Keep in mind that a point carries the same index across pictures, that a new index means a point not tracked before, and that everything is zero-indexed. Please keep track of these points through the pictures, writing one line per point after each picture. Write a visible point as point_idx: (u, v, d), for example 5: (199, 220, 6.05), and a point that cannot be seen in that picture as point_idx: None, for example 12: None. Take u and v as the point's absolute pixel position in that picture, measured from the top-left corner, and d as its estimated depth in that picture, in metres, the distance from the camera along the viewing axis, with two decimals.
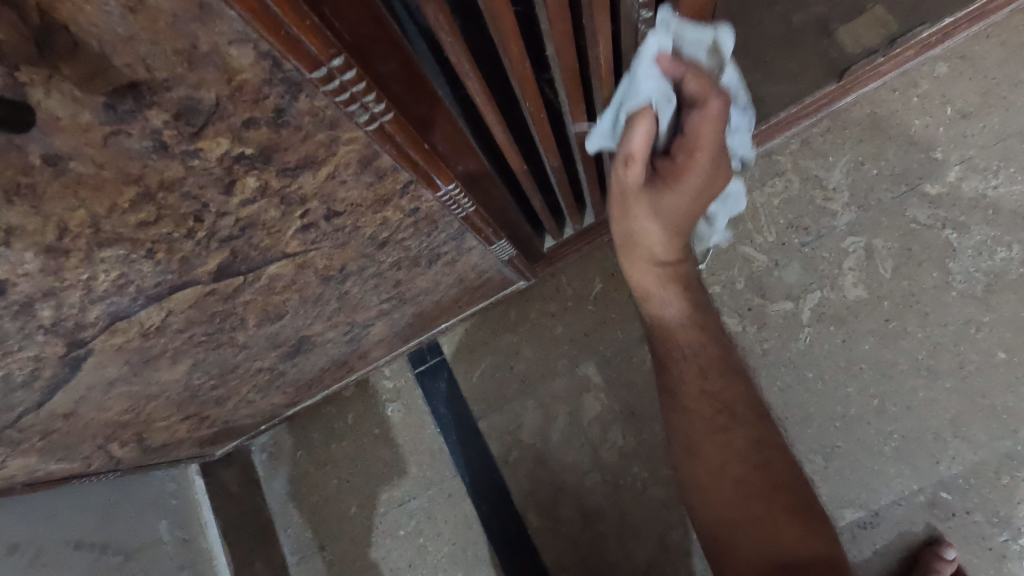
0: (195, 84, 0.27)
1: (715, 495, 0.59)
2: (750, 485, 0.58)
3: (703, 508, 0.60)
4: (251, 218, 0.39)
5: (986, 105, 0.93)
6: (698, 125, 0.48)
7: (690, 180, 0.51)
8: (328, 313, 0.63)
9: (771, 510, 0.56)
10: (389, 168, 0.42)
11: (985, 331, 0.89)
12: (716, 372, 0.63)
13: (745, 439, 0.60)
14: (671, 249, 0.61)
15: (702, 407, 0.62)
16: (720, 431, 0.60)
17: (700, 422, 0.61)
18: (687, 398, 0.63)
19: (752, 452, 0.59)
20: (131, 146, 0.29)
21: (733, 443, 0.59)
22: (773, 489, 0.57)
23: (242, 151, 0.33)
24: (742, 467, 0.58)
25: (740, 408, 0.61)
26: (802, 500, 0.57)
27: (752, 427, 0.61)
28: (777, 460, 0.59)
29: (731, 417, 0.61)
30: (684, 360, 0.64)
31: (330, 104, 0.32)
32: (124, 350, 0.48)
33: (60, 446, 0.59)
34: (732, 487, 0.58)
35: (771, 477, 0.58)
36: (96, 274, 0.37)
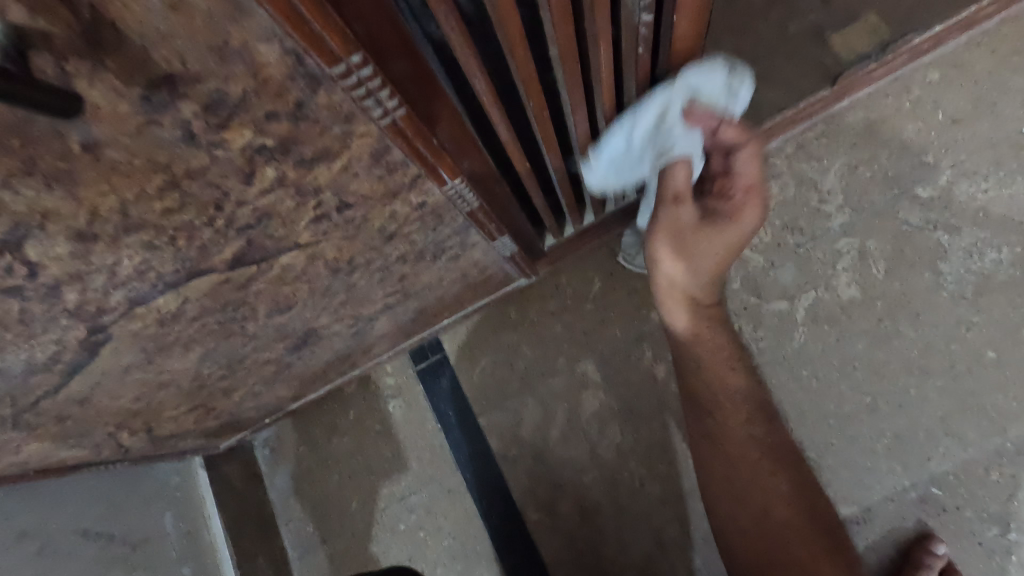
0: (224, 78, 0.29)
1: (753, 526, 0.68)
2: (790, 526, 0.67)
3: (738, 534, 0.69)
4: (267, 208, 0.41)
5: (976, 110, 0.95)
6: (743, 163, 0.63)
7: (741, 223, 0.65)
8: (334, 306, 0.65)
9: (809, 545, 0.66)
10: (399, 162, 0.44)
11: (975, 331, 0.91)
12: (756, 418, 0.72)
13: (787, 483, 0.69)
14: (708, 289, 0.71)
15: (749, 451, 0.70)
16: (764, 474, 0.69)
17: (745, 465, 0.70)
18: (733, 442, 0.71)
19: (794, 495, 0.69)
20: (162, 135, 0.31)
21: (777, 487, 0.69)
22: (811, 529, 0.67)
23: (263, 142, 0.35)
24: (785, 508, 0.68)
25: (783, 453, 0.71)
26: (836, 539, 0.67)
27: (788, 466, 0.70)
28: (813, 503, 0.69)
29: (774, 462, 0.70)
30: (733, 411, 0.71)
31: (346, 99, 0.34)
32: (140, 336, 0.50)
33: (73, 432, 0.61)
34: (771, 522, 0.67)
35: (809, 518, 0.67)
36: (120, 259, 0.39)
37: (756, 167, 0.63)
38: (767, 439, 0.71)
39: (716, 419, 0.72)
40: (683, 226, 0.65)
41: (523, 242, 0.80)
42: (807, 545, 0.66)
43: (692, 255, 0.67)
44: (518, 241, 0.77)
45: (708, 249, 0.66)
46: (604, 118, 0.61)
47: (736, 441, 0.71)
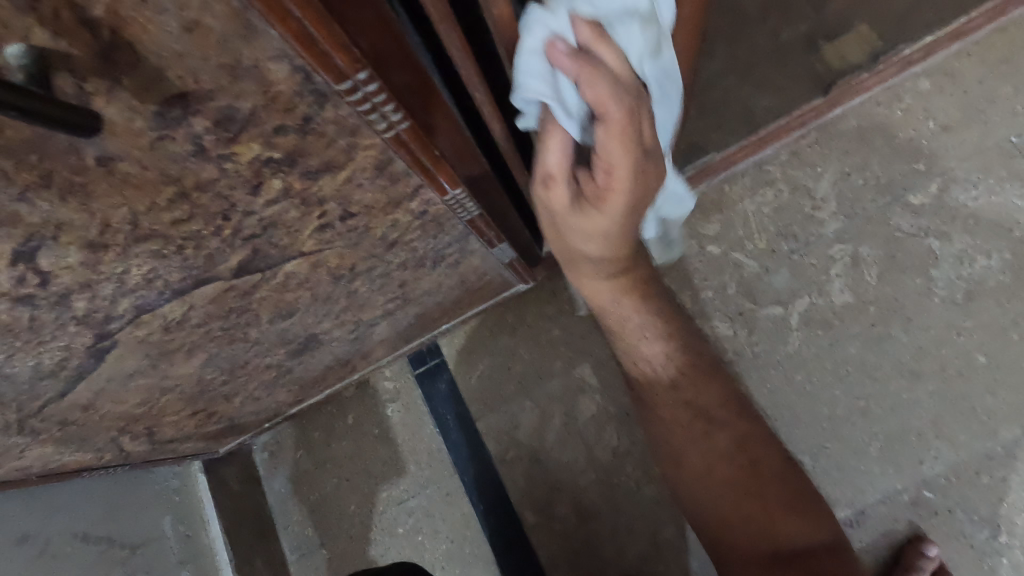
0: (235, 94, 0.30)
1: (711, 504, 0.61)
2: (739, 489, 0.60)
3: (699, 510, 0.62)
4: (273, 218, 0.42)
5: (966, 119, 0.97)
6: (609, 145, 0.43)
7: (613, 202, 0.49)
8: (336, 312, 0.66)
9: (767, 507, 0.59)
10: (402, 173, 0.45)
11: (966, 335, 0.93)
12: (691, 380, 0.66)
13: (729, 437, 0.63)
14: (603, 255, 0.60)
15: (684, 415, 0.65)
16: (702, 436, 0.63)
17: (680, 432, 0.65)
18: (662, 410, 0.67)
19: (738, 450, 0.62)
20: (173, 149, 0.32)
21: (717, 445, 0.63)
22: (760, 485, 0.60)
23: (271, 155, 0.35)
24: (729, 468, 0.61)
25: (720, 410, 0.65)
26: (793, 483, 0.61)
27: (732, 426, 0.64)
28: (761, 453, 0.62)
29: (711, 419, 0.64)
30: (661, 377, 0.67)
31: (352, 113, 0.35)
32: (146, 343, 0.50)
33: (76, 436, 0.61)
34: (723, 487, 0.61)
35: (761, 475, 0.61)
36: (129, 268, 0.39)
37: (624, 152, 0.43)
38: (700, 395, 0.66)
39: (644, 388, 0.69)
40: (558, 207, 0.51)
41: (521, 248, 0.81)
42: (761, 506, 0.59)
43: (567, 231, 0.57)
44: (516, 248, 0.78)
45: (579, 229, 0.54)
46: None
47: (668, 408, 0.66)
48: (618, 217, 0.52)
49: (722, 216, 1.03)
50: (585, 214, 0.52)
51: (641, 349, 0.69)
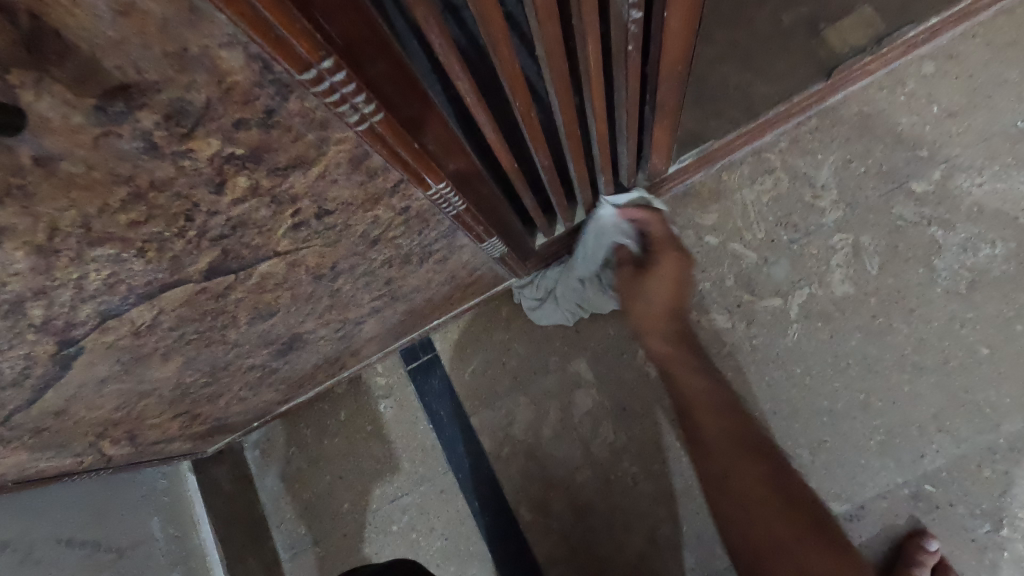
0: (185, 86, 0.27)
1: (743, 523, 0.61)
2: (779, 518, 0.60)
3: (736, 532, 0.62)
4: (242, 218, 0.39)
5: (971, 104, 0.94)
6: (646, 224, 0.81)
7: (666, 265, 0.75)
8: (319, 311, 0.63)
9: (803, 538, 0.59)
10: (380, 168, 0.42)
11: (969, 327, 0.91)
12: (731, 415, 0.67)
13: (766, 468, 0.63)
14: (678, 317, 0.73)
15: (729, 446, 0.64)
16: (745, 464, 0.63)
17: (725, 461, 0.64)
18: (709, 438, 0.66)
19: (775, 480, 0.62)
20: (121, 147, 0.29)
21: (756, 472, 0.63)
22: (787, 505, 0.61)
23: (233, 151, 0.33)
24: (766, 488, 0.62)
25: (762, 443, 0.65)
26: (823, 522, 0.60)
27: (767, 454, 0.64)
28: (796, 485, 0.63)
29: (752, 451, 0.64)
30: (711, 413, 0.67)
31: (319, 105, 0.33)
32: (115, 348, 0.48)
33: (51, 443, 0.59)
34: (756, 505, 0.61)
35: (794, 501, 0.61)
36: (87, 273, 0.37)
37: (658, 225, 0.81)
38: (745, 428, 0.66)
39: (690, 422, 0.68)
40: (628, 282, 0.77)
41: (514, 242, 0.78)
42: (800, 537, 0.59)
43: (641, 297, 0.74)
44: (507, 242, 0.75)
45: (653, 291, 0.74)
46: (593, 117, 0.59)
47: (712, 437, 0.65)
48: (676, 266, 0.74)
49: (720, 206, 1.00)
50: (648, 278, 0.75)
51: (689, 384, 0.69)
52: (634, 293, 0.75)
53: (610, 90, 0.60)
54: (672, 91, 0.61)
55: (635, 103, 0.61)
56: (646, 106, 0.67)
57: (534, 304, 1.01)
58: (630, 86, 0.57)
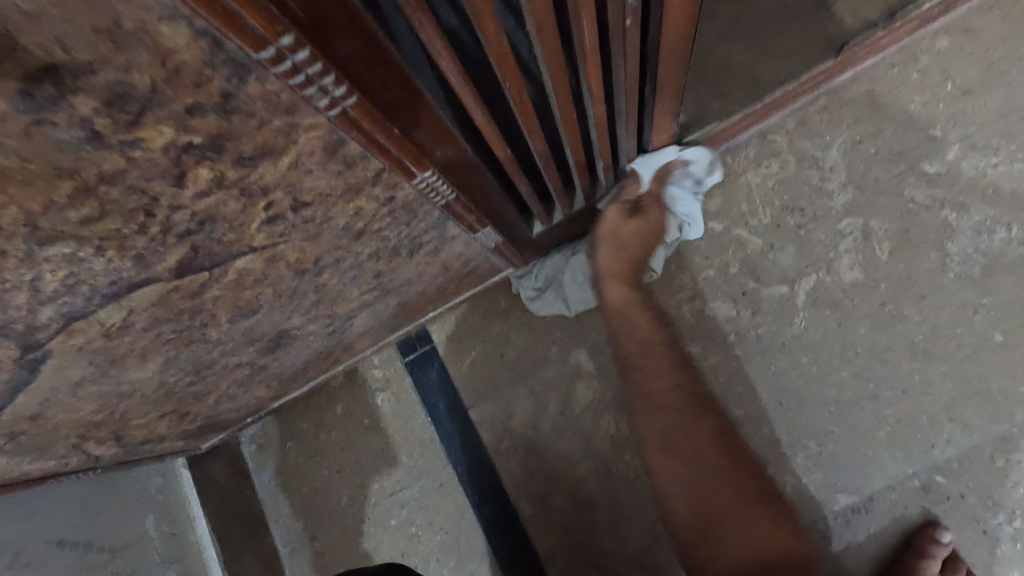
0: (125, 67, 0.24)
1: (686, 489, 0.67)
2: (739, 488, 0.66)
3: (681, 503, 0.67)
4: (209, 212, 0.36)
5: (987, 81, 0.90)
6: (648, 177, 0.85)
7: (648, 222, 0.84)
8: (306, 307, 0.61)
9: (744, 495, 0.65)
10: (358, 156, 0.39)
11: (983, 313, 0.87)
12: (676, 367, 0.75)
13: (710, 426, 0.71)
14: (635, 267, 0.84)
15: (679, 403, 0.72)
16: (687, 421, 0.70)
17: (670, 409, 0.72)
18: (653, 388, 0.74)
19: (717, 441, 0.69)
20: (59, 137, 0.26)
21: (703, 430, 0.70)
22: (734, 485, 0.66)
23: (190, 140, 0.30)
24: (710, 451, 0.68)
25: (708, 404, 0.73)
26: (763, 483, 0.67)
27: (713, 423, 0.71)
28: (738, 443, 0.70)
29: (698, 410, 0.72)
30: (658, 370, 0.75)
31: (283, 88, 0.29)
32: (86, 350, 0.46)
33: (31, 447, 0.57)
34: (689, 463, 0.68)
35: (738, 461, 0.68)
36: (41, 274, 0.34)
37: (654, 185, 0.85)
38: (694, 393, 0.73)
39: (641, 376, 0.75)
40: (614, 222, 0.84)
41: (510, 232, 0.75)
42: (735, 494, 0.65)
43: (621, 236, 0.84)
44: (503, 232, 0.72)
45: (632, 235, 0.84)
46: (591, 98, 0.56)
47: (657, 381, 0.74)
48: (656, 222, 0.85)
49: (725, 190, 0.97)
50: (632, 221, 0.84)
51: (642, 331, 0.78)
52: (615, 235, 0.84)
53: (608, 69, 0.57)
54: (675, 70, 0.57)
55: (634, 84, 0.57)
56: (646, 86, 0.63)
57: (533, 295, 0.98)
58: (629, 65, 0.53)
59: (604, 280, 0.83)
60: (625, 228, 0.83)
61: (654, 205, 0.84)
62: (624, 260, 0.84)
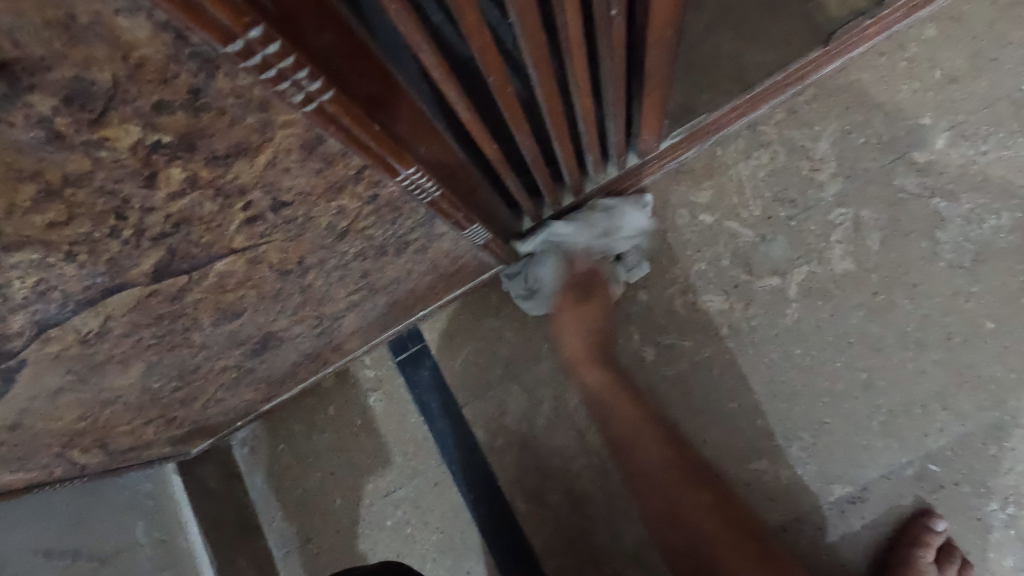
0: (82, 63, 0.23)
1: (691, 557, 0.77)
2: (740, 552, 0.75)
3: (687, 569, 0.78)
4: (184, 213, 0.35)
5: (975, 68, 0.90)
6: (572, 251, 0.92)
7: (598, 297, 0.90)
8: (292, 308, 0.60)
9: (741, 560, 0.74)
10: (339, 154, 0.38)
11: (974, 301, 0.88)
12: (666, 442, 0.83)
13: (706, 491, 0.79)
14: (603, 347, 0.90)
15: (670, 477, 0.80)
16: (683, 492, 0.79)
17: (662, 482, 0.81)
18: (647, 465, 0.82)
19: (714, 509, 0.78)
20: (17, 138, 0.25)
21: (700, 501, 0.78)
22: (740, 547, 0.75)
23: (158, 139, 0.29)
24: (709, 520, 0.77)
25: (698, 473, 0.81)
26: (758, 541, 0.76)
27: (708, 487, 0.80)
28: (727, 501, 0.79)
29: (692, 478, 0.80)
30: (651, 447, 0.83)
31: (255, 84, 0.28)
32: (64, 358, 0.44)
33: (12, 458, 0.55)
34: (691, 530, 0.77)
35: (735, 525, 0.77)
36: (9, 281, 0.33)
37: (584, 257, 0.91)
38: (678, 461, 0.82)
39: (635, 453, 0.84)
40: (569, 313, 0.90)
41: (499, 228, 0.74)
42: (740, 559, 0.74)
43: (583, 320, 0.89)
44: (492, 228, 0.71)
45: (591, 315, 0.90)
46: (578, 91, 0.55)
47: (649, 459, 0.82)
48: (607, 297, 0.91)
49: (715, 181, 0.96)
50: (586, 306, 0.90)
51: (625, 412, 0.86)
52: (576, 323, 0.90)
53: (595, 61, 0.56)
54: (663, 60, 0.57)
55: (622, 76, 0.57)
56: (633, 76, 0.62)
57: (524, 295, 0.96)
58: (616, 55, 0.52)
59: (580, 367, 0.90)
60: (586, 309, 0.90)
61: (594, 280, 0.91)
62: (591, 343, 0.89)
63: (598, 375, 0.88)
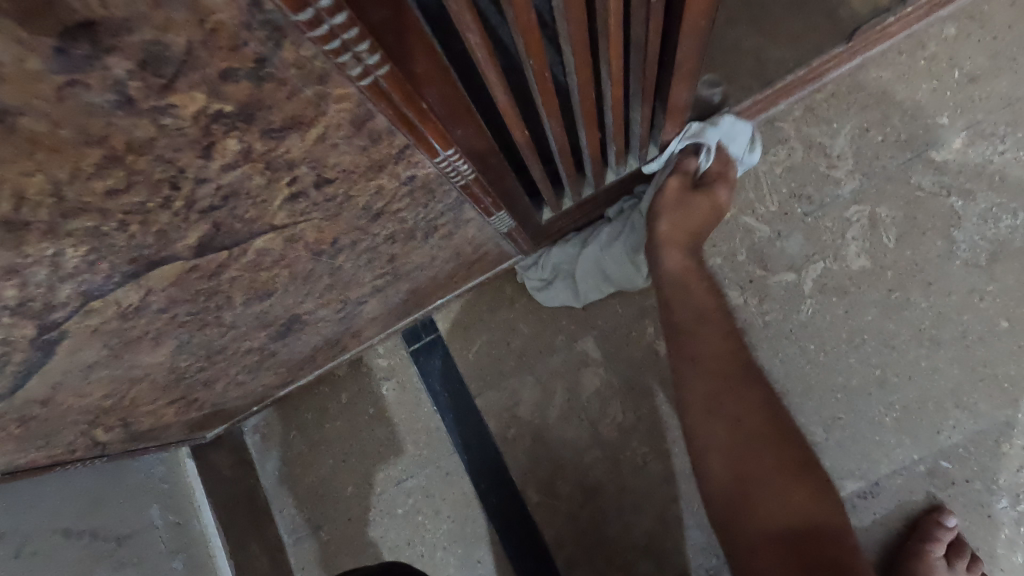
0: (162, 26, 0.23)
1: (726, 454, 0.68)
2: (784, 460, 0.66)
3: (719, 467, 0.68)
4: (233, 187, 0.35)
5: (994, 68, 0.91)
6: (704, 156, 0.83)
7: (716, 196, 0.82)
8: (319, 291, 0.60)
9: (785, 469, 0.65)
10: (385, 131, 0.38)
11: (989, 299, 0.88)
12: (733, 334, 0.75)
13: (761, 390, 0.71)
14: (691, 236, 0.82)
15: (729, 367, 0.72)
16: (739, 385, 0.71)
17: (722, 371, 0.72)
18: (705, 350, 0.73)
19: (767, 408, 0.70)
20: (91, 101, 0.25)
21: (752, 398, 0.70)
22: (783, 456, 0.66)
23: (221, 109, 0.29)
24: (756, 417, 0.69)
25: (756, 371, 0.73)
26: (806, 456, 0.67)
27: (764, 386, 0.71)
28: (785, 414, 0.70)
29: (752, 375, 0.72)
30: (715, 332, 0.74)
31: (318, 54, 0.29)
32: (101, 331, 0.45)
33: (39, 433, 0.55)
34: (740, 422, 0.68)
35: (785, 430, 0.68)
36: (63, 249, 0.33)
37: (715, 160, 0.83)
38: (744, 358, 0.73)
39: (694, 335, 0.74)
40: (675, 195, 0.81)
41: (522, 216, 0.75)
42: (785, 465, 0.66)
43: (687, 206, 0.80)
44: (515, 216, 0.71)
45: (699, 207, 0.81)
46: (610, 78, 0.55)
47: (710, 343, 0.74)
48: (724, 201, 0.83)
49: None
50: (699, 197, 0.81)
51: (692, 293, 0.77)
52: (681, 206, 0.80)
53: (627, 48, 0.56)
54: (694, 50, 0.57)
55: (653, 66, 0.57)
56: (663, 66, 0.63)
57: (539, 285, 0.98)
58: (650, 44, 0.52)
59: (662, 247, 0.81)
60: (688, 200, 0.80)
61: (719, 184, 0.82)
62: (685, 234, 0.81)
63: (672, 252, 0.80)
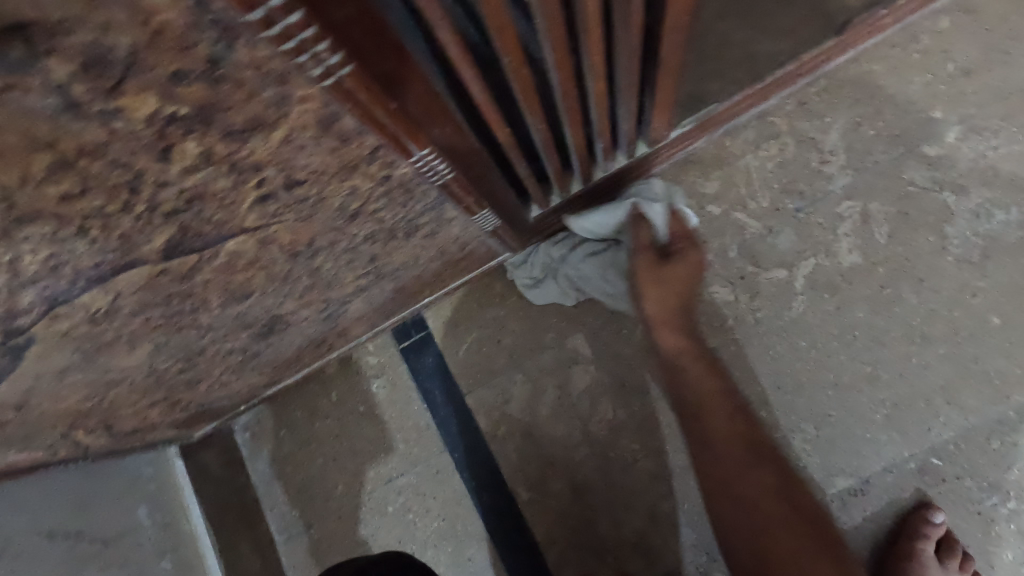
0: (101, 27, 0.23)
1: (748, 538, 0.67)
2: (803, 541, 0.65)
3: (743, 548, 0.68)
4: (197, 189, 0.35)
5: (988, 61, 0.90)
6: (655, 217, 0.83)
7: (689, 259, 0.80)
8: (300, 291, 0.59)
9: (803, 549, 0.64)
10: (354, 132, 0.37)
11: (980, 296, 0.87)
12: (741, 416, 0.75)
13: (774, 472, 0.71)
14: (679, 309, 0.80)
15: (739, 450, 0.72)
16: (752, 469, 0.70)
17: (734, 456, 0.71)
18: (717, 433, 0.73)
19: (781, 489, 0.69)
20: (33, 105, 0.24)
21: (763, 480, 0.70)
22: (802, 534, 0.65)
23: (176, 111, 0.28)
24: (771, 500, 0.68)
25: (768, 449, 0.73)
26: (826, 535, 0.66)
27: (777, 466, 0.71)
28: (801, 491, 0.70)
29: (765, 455, 0.72)
30: (720, 416, 0.74)
31: (275, 55, 0.28)
32: (71, 336, 0.44)
33: (17, 437, 0.55)
34: (754, 505, 0.68)
35: (800, 511, 0.68)
36: (20, 255, 0.33)
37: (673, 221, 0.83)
38: (756, 438, 0.73)
39: (702, 422, 0.74)
40: (648, 273, 0.79)
41: (508, 214, 0.74)
42: (803, 546, 0.65)
43: (662, 282, 0.79)
44: (501, 214, 0.71)
45: (674, 278, 0.79)
46: (591, 75, 0.54)
47: (717, 427, 0.73)
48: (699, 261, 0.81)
49: (724, 173, 0.95)
50: (675, 267, 0.79)
51: (694, 380, 0.77)
52: (659, 283, 0.79)
53: (610, 46, 0.55)
54: (677, 47, 0.56)
55: (636, 61, 0.55)
56: (648, 62, 0.62)
57: (530, 283, 0.98)
58: (630, 42, 0.52)
59: (655, 329, 0.80)
60: (665, 274, 0.79)
61: (687, 245, 0.81)
62: (672, 308, 0.79)
63: (665, 334, 0.79)
